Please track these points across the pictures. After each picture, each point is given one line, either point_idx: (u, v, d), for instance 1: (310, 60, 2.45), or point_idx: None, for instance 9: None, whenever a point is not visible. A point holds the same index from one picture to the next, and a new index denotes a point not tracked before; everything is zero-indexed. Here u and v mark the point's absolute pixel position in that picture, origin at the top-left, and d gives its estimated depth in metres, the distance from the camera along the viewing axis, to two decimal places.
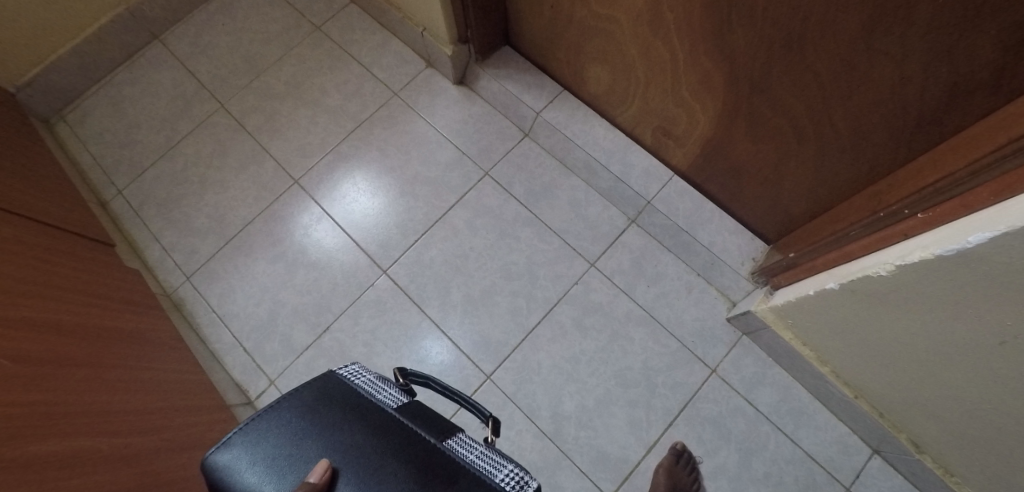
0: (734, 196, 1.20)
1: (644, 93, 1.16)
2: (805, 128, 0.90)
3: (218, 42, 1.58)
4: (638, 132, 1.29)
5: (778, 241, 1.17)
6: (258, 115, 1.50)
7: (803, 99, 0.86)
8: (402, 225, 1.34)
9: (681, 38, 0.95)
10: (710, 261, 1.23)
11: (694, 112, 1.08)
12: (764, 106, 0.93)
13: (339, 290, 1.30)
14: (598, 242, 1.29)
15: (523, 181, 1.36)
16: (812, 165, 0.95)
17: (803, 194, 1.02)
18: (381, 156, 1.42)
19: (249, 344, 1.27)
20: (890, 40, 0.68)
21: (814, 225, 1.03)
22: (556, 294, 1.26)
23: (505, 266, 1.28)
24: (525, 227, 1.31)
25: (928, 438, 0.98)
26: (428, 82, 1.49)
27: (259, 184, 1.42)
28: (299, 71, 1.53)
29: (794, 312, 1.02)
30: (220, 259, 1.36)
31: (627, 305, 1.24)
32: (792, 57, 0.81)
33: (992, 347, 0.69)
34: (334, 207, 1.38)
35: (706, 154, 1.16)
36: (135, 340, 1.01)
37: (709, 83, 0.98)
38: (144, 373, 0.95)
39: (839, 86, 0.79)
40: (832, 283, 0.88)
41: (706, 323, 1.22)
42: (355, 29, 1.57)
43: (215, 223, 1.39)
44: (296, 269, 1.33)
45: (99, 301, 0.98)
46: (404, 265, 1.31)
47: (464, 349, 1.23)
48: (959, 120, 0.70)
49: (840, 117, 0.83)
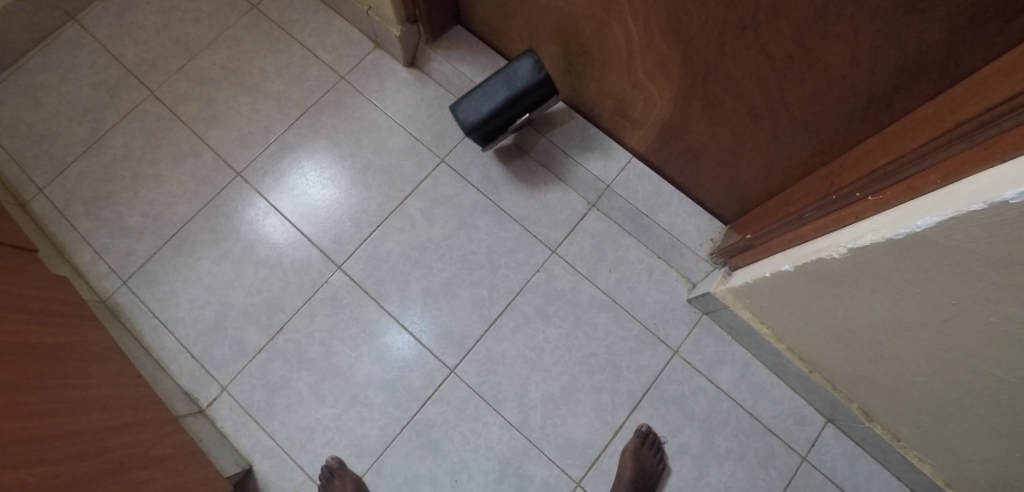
0: (692, 177, 1.20)
1: (600, 75, 1.14)
2: (759, 110, 0.90)
3: (144, 23, 1.46)
4: (596, 115, 1.28)
5: (736, 221, 1.18)
6: (193, 103, 1.40)
7: (756, 81, 0.85)
8: (356, 218, 1.29)
9: (634, 19, 0.93)
10: (670, 244, 1.24)
11: (651, 94, 1.06)
12: (718, 89, 0.92)
13: (292, 288, 1.24)
14: (559, 229, 1.27)
15: (480, 168, 1.32)
16: (766, 147, 0.96)
17: (758, 175, 1.03)
18: (330, 145, 1.35)
19: (197, 349, 1.20)
20: (841, 23, 0.68)
21: (768, 206, 1.04)
22: (518, 284, 1.24)
23: (465, 257, 1.25)
24: (484, 215, 1.28)
25: (877, 407, 1.02)
26: (376, 64, 1.41)
27: (198, 178, 1.33)
28: (236, 54, 1.43)
29: (751, 292, 1.04)
30: (159, 260, 1.27)
31: (590, 291, 1.23)
32: (744, 39, 0.80)
33: (938, 325, 0.71)
34: (282, 200, 1.31)
35: (663, 136, 1.15)
36: (66, 355, 0.93)
37: (664, 65, 0.97)
38: (77, 390, 0.88)
39: (791, 68, 0.79)
40: (787, 265, 0.89)
41: (667, 305, 1.23)
42: (295, 7, 1.47)
43: (151, 222, 1.30)
44: (243, 269, 1.25)
45: (23, 314, 0.90)
46: (360, 259, 1.25)
47: (426, 343, 1.20)
48: (906, 102, 0.71)
49: (792, 99, 0.83)
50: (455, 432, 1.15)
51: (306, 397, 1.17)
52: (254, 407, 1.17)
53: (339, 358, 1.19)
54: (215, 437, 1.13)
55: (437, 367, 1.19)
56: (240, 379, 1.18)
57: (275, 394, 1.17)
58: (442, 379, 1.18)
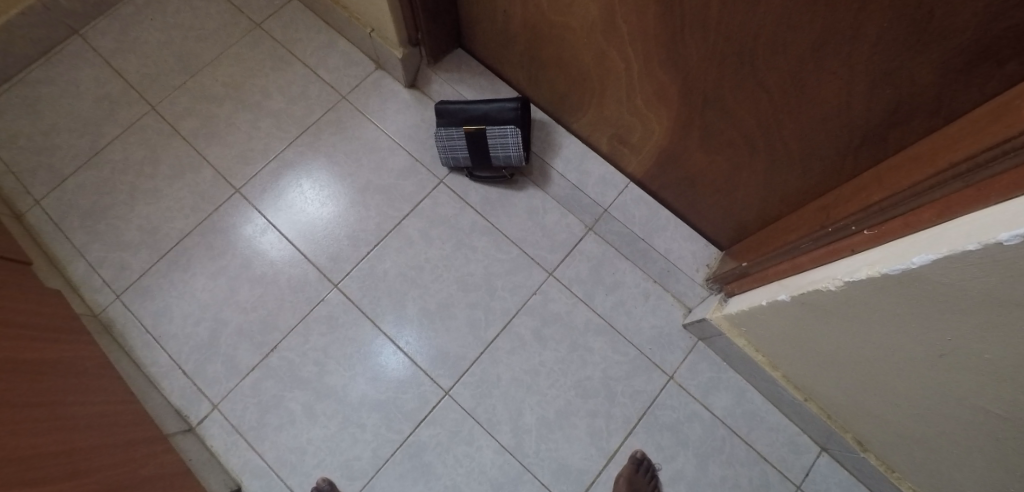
0: (689, 204, 1.21)
1: (599, 101, 1.15)
2: (756, 141, 0.91)
3: (148, 39, 1.47)
4: (595, 139, 1.29)
5: (732, 248, 1.19)
6: (194, 119, 1.40)
7: (753, 113, 0.87)
8: (353, 237, 1.29)
9: (634, 50, 0.94)
10: (666, 269, 1.25)
11: (649, 122, 1.08)
12: (716, 119, 0.94)
13: (287, 306, 1.23)
14: (556, 251, 1.27)
15: (479, 189, 1.32)
16: (762, 177, 0.97)
17: (754, 203, 1.04)
18: (329, 164, 1.35)
19: (189, 366, 1.19)
20: (837, 60, 0.69)
21: (763, 235, 1.05)
22: (514, 306, 1.24)
23: (461, 278, 1.25)
24: (482, 236, 1.28)
25: (873, 438, 1.02)
26: (378, 84, 1.43)
27: (196, 193, 1.33)
28: (239, 71, 1.44)
29: (747, 320, 1.04)
30: (154, 275, 1.26)
31: (586, 314, 1.24)
32: (743, 72, 0.82)
33: (934, 360, 0.71)
34: (280, 217, 1.31)
35: (660, 163, 1.16)
36: (59, 372, 0.93)
37: (662, 94, 0.98)
38: (70, 408, 0.88)
39: (788, 102, 0.80)
40: (784, 295, 0.89)
41: (663, 330, 1.23)
42: (298, 26, 1.49)
43: (147, 236, 1.29)
44: (238, 286, 1.25)
45: (18, 330, 0.90)
46: (356, 278, 1.25)
47: (421, 364, 1.19)
48: (900, 139, 0.73)
49: (789, 131, 0.85)
50: (448, 455, 1.14)
51: (299, 417, 1.16)
52: (246, 426, 1.15)
53: (333, 378, 1.18)
54: (205, 457, 1.11)
55: (431, 388, 1.18)
56: (232, 398, 1.17)
57: (267, 413, 1.16)
58: (436, 401, 1.17)
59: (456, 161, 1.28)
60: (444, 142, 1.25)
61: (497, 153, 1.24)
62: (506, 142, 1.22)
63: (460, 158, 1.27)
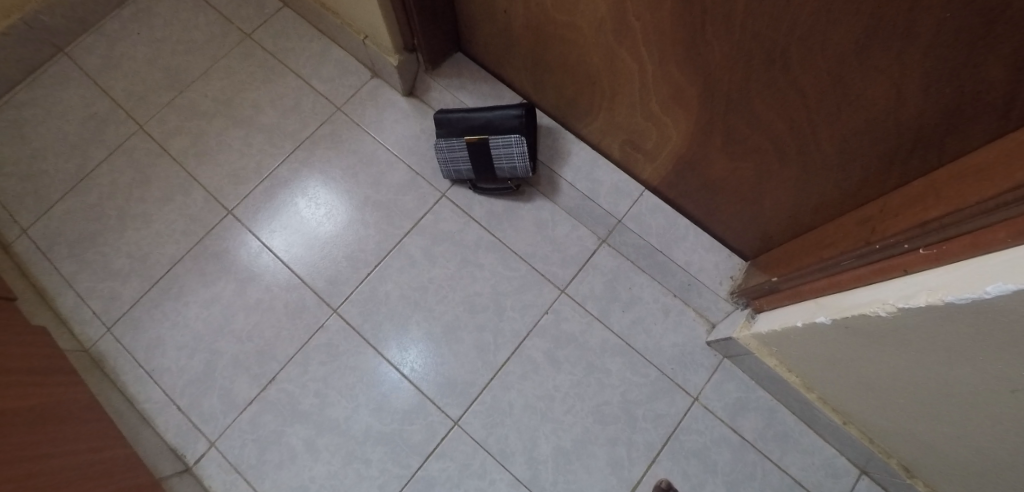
0: (710, 212, 1.13)
1: (609, 105, 1.07)
2: (787, 146, 0.82)
3: (134, 55, 1.41)
4: (605, 145, 1.21)
5: (758, 258, 1.11)
6: (183, 137, 1.34)
7: (784, 115, 0.78)
8: (352, 258, 1.21)
9: (648, 50, 0.86)
10: (686, 282, 1.17)
11: (665, 127, 0.99)
12: (741, 123, 0.85)
13: (285, 334, 1.16)
14: (568, 266, 1.19)
15: (484, 202, 1.24)
16: (793, 184, 0.88)
17: (784, 212, 0.95)
18: (325, 180, 1.28)
19: (184, 401, 1.13)
20: (887, 57, 0.61)
21: (793, 247, 0.96)
22: (525, 327, 1.16)
23: (468, 298, 1.18)
24: (487, 253, 1.20)
25: (921, 465, 0.93)
26: (374, 94, 1.35)
27: (186, 216, 1.27)
28: (228, 85, 1.38)
29: (779, 340, 0.96)
30: (145, 305, 1.20)
31: (602, 334, 1.15)
32: (773, 71, 0.73)
33: (1002, 396, 0.62)
34: (276, 238, 1.24)
35: (678, 170, 1.08)
36: (53, 420, 0.88)
37: (680, 97, 0.90)
38: (64, 459, 0.83)
39: (825, 103, 0.72)
40: (823, 318, 0.81)
41: (685, 348, 1.15)
42: (289, 35, 1.42)
43: (137, 264, 1.23)
44: (232, 314, 1.18)
45: (11, 378, 0.85)
46: (356, 301, 1.18)
47: (428, 392, 1.12)
48: (959, 144, 0.63)
49: (826, 135, 0.76)
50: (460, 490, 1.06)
51: (300, 453, 1.09)
52: (244, 464, 1.09)
53: (335, 409, 1.11)
54: None
55: (439, 418, 1.10)
56: (229, 434, 1.11)
57: (266, 450, 1.09)
58: (445, 432, 1.10)
59: (459, 174, 1.20)
60: (445, 154, 1.17)
61: (502, 164, 1.17)
62: (511, 153, 1.15)
63: (462, 170, 1.19)
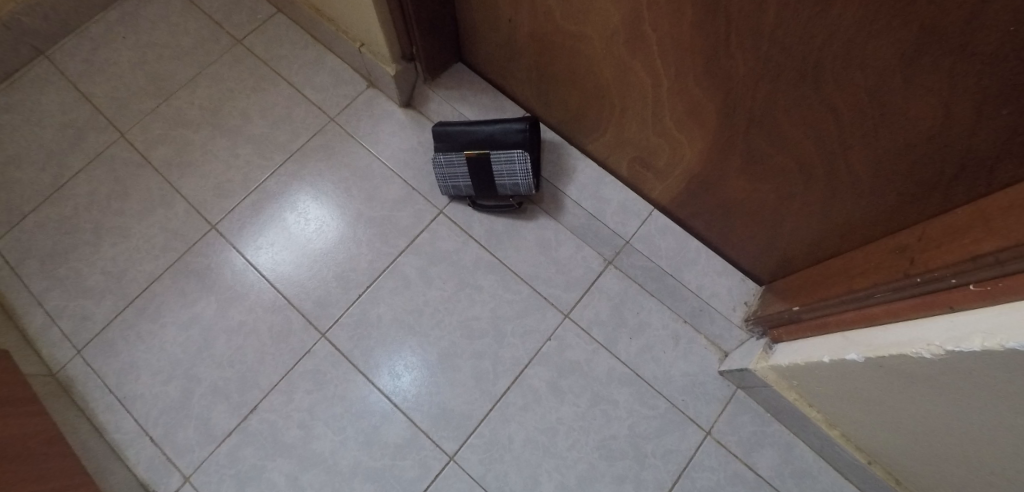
0: (724, 234, 1.06)
1: (619, 120, 1.01)
2: (814, 167, 0.76)
3: (119, 60, 1.34)
4: (613, 162, 1.15)
5: (776, 283, 1.04)
6: (167, 147, 1.27)
7: (812, 135, 0.72)
8: (342, 278, 1.14)
9: (664, 62, 0.80)
10: (698, 308, 1.10)
11: (679, 145, 0.93)
12: (764, 142, 0.79)
13: (268, 359, 1.08)
14: (572, 290, 1.12)
15: (483, 220, 1.18)
16: (820, 207, 0.82)
17: (807, 237, 0.89)
18: (315, 195, 1.21)
19: (157, 431, 1.05)
20: (935, 74, 0.55)
21: (816, 274, 0.90)
22: (526, 354, 1.08)
23: (466, 322, 1.11)
24: (487, 274, 1.13)
25: None
26: (370, 104, 1.29)
27: (167, 231, 1.19)
28: (216, 93, 1.31)
29: (802, 375, 0.89)
30: (119, 326, 1.12)
31: (609, 362, 1.08)
32: (803, 87, 0.67)
33: None
34: (262, 256, 1.16)
35: (691, 190, 1.02)
36: (12, 456, 0.80)
37: (697, 114, 0.84)
38: None
39: (861, 123, 0.65)
40: (855, 355, 0.74)
41: (696, 379, 1.08)
42: (282, 42, 1.35)
43: (112, 282, 1.15)
44: (213, 337, 1.10)
45: None
46: (346, 325, 1.11)
47: (421, 424, 1.04)
48: (1013, 171, 0.57)
49: (860, 157, 0.70)
50: None
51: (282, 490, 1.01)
52: None
53: (320, 442, 1.03)
54: None
55: (433, 453, 1.03)
56: (206, 468, 1.02)
57: (245, 486, 1.01)
58: (440, 468, 1.02)
59: (457, 190, 1.14)
60: (444, 169, 1.11)
61: (503, 180, 1.10)
62: (513, 169, 1.08)
63: (461, 186, 1.12)
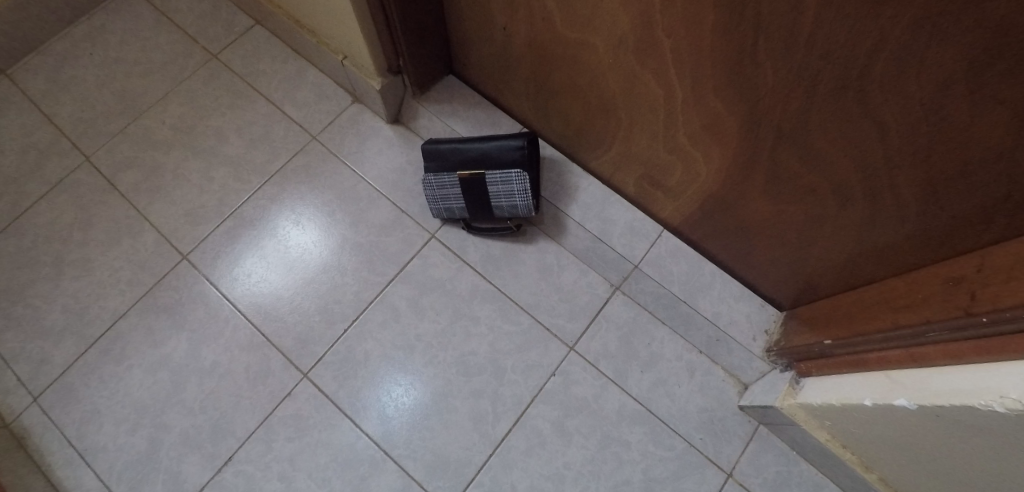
0: (742, 257, 0.98)
1: (625, 135, 0.92)
2: (852, 187, 0.68)
3: (85, 78, 1.25)
4: (617, 180, 1.06)
5: (800, 310, 0.95)
6: (135, 171, 1.17)
7: (852, 152, 0.63)
8: (326, 311, 1.05)
9: (680, 72, 0.71)
10: (714, 337, 1.01)
11: (693, 162, 0.85)
12: (793, 160, 0.70)
13: (244, 404, 0.99)
14: (577, 319, 1.03)
15: (479, 244, 1.09)
16: (856, 231, 0.73)
17: (838, 262, 0.81)
18: (296, 220, 1.12)
19: (121, 488, 0.94)
20: (1008, 84, 0.46)
21: (850, 303, 0.81)
22: (528, 392, 0.99)
23: (461, 358, 1.01)
24: (484, 303, 1.04)
25: None
26: (355, 121, 1.20)
27: (134, 263, 1.09)
28: (190, 112, 1.22)
29: (836, 415, 0.79)
30: (80, 369, 1.02)
31: (619, 399, 0.99)
32: (844, 97, 0.58)
33: None
34: (238, 289, 1.07)
35: (706, 210, 0.93)
36: None
37: (716, 128, 0.75)
38: None
39: (912, 139, 0.57)
40: (902, 400, 0.64)
41: (714, 415, 0.99)
42: (261, 56, 1.26)
43: (73, 320, 1.05)
44: (184, 381, 1.01)
45: None
46: (331, 364, 1.01)
47: (414, 473, 0.95)
48: None
49: (908, 176, 0.61)
50: None
51: None
52: None
53: None
54: None
55: None
56: None
57: None
58: None
59: (450, 212, 1.05)
60: (435, 191, 1.02)
61: (500, 202, 1.01)
62: (510, 191, 0.99)
63: (454, 209, 1.04)
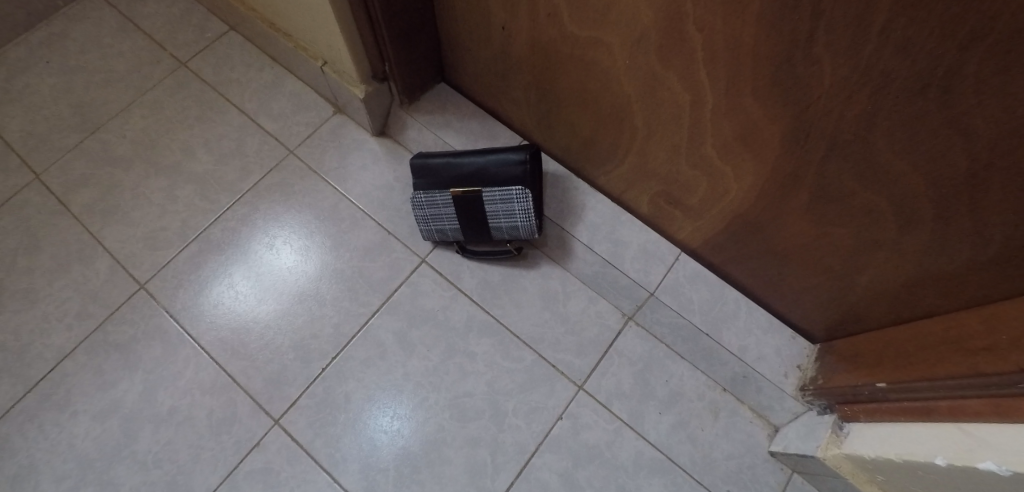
0: (772, 284, 0.87)
1: (641, 147, 0.82)
2: (920, 206, 0.57)
3: (38, 87, 1.13)
4: (629, 197, 0.95)
5: (839, 344, 0.84)
6: (90, 189, 1.05)
7: (926, 164, 0.53)
8: (301, 348, 0.92)
9: (713, 73, 0.61)
10: (741, 373, 0.90)
11: (722, 178, 0.74)
12: (846, 173, 0.60)
13: (205, 457, 0.86)
14: (586, 354, 0.92)
15: (475, 269, 0.97)
16: (919, 257, 0.62)
17: (891, 291, 0.70)
18: (271, 243, 1.00)
19: None
20: None
21: (905, 339, 0.69)
22: (532, 440, 0.87)
23: (455, 400, 0.89)
24: (481, 337, 0.93)
25: None
26: (337, 133, 1.09)
27: (85, 294, 0.97)
28: (154, 124, 1.10)
29: (895, 473, 0.63)
30: (17, 418, 0.89)
31: (635, 445, 0.87)
32: (923, 98, 0.48)
33: None
34: (203, 323, 0.95)
35: (732, 231, 0.82)
36: None
37: (753, 137, 0.65)
38: None
39: (1008, 150, 0.46)
40: (989, 462, 0.47)
41: (743, 462, 0.86)
42: (235, 64, 1.15)
43: (10, 360, 0.92)
44: (136, 430, 0.88)
45: None
46: (305, 409, 0.89)
47: None
48: None
49: (997, 195, 0.50)
50: None
51: None
52: None
53: None
54: None
55: None
56: None
57: None
58: None
59: (443, 234, 0.94)
60: (426, 211, 0.91)
61: (499, 223, 0.90)
62: (511, 210, 0.88)
63: (447, 230, 0.92)
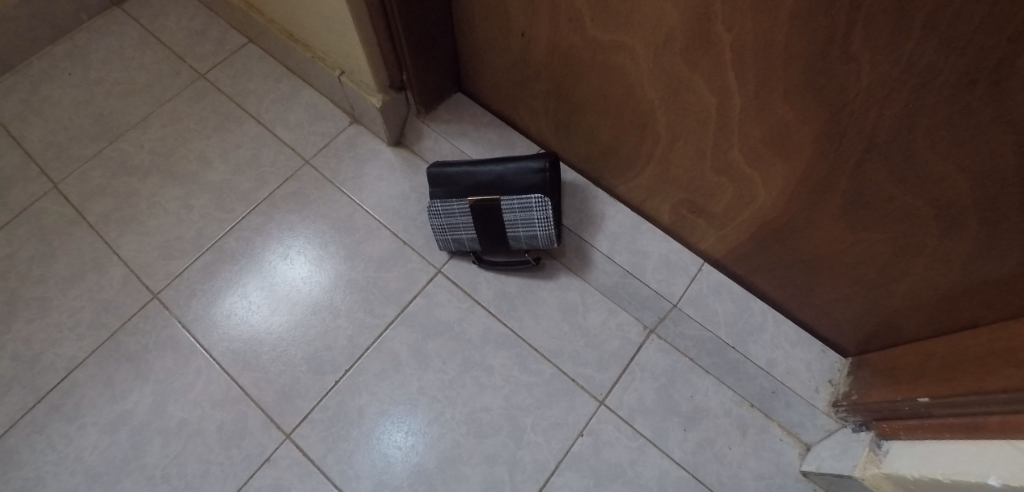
0: (800, 294, 0.84)
1: (664, 153, 0.80)
2: (963, 210, 0.54)
3: (59, 98, 1.14)
4: (650, 206, 0.93)
5: (873, 358, 0.80)
6: (107, 199, 1.04)
7: (971, 165, 0.50)
8: (314, 360, 0.90)
9: (742, 74, 0.60)
10: (770, 389, 0.86)
11: (749, 184, 0.72)
12: (884, 177, 0.57)
13: (215, 471, 0.84)
14: (607, 368, 0.89)
15: (492, 280, 0.95)
16: (962, 264, 0.59)
17: (931, 300, 0.67)
18: (285, 253, 0.99)
19: None
20: None
21: (947, 352, 0.66)
22: (552, 457, 0.84)
23: (471, 415, 0.86)
24: (498, 350, 0.90)
25: None
26: (353, 143, 1.08)
27: (98, 303, 0.96)
28: (171, 134, 1.10)
29: None
30: (27, 428, 0.87)
31: (659, 464, 0.83)
32: (969, 94, 0.45)
33: None
34: (215, 333, 0.93)
35: (759, 240, 0.80)
36: None
37: (784, 140, 0.63)
38: None
39: None
40: None
41: (774, 482, 0.82)
42: (253, 75, 1.16)
43: (22, 370, 0.91)
44: (145, 443, 0.86)
45: None
46: (317, 423, 0.86)
47: None
48: None
49: None
50: None
51: None
52: None
53: None
54: None
55: None
56: None
57: None
58: None
59: (459, 244, 0.92)
60: (443, 220, 0.89)
61: (517, 232, 0.89)
62: (529, 219, 0.87)
63: (464, 240, 0.91)
